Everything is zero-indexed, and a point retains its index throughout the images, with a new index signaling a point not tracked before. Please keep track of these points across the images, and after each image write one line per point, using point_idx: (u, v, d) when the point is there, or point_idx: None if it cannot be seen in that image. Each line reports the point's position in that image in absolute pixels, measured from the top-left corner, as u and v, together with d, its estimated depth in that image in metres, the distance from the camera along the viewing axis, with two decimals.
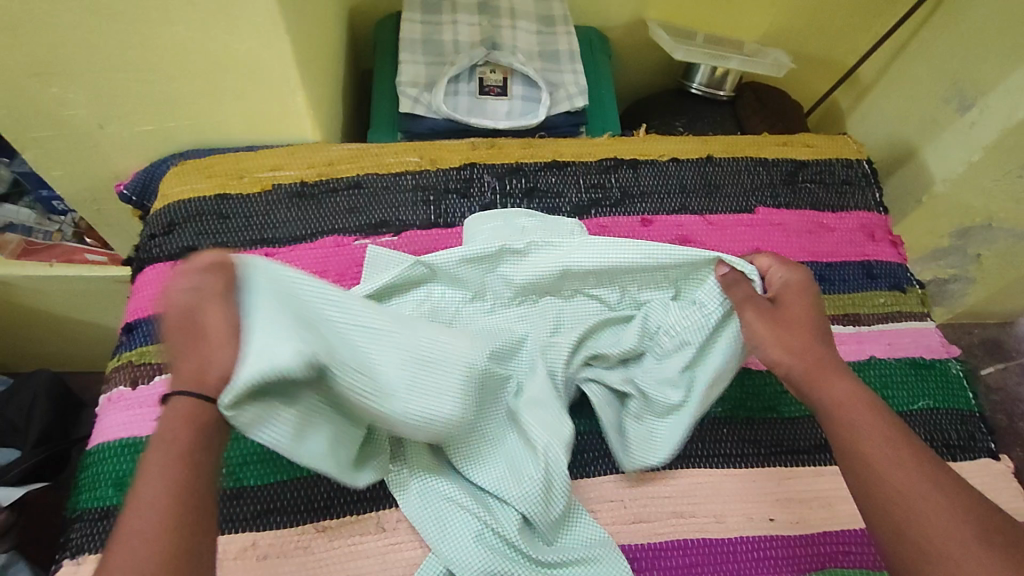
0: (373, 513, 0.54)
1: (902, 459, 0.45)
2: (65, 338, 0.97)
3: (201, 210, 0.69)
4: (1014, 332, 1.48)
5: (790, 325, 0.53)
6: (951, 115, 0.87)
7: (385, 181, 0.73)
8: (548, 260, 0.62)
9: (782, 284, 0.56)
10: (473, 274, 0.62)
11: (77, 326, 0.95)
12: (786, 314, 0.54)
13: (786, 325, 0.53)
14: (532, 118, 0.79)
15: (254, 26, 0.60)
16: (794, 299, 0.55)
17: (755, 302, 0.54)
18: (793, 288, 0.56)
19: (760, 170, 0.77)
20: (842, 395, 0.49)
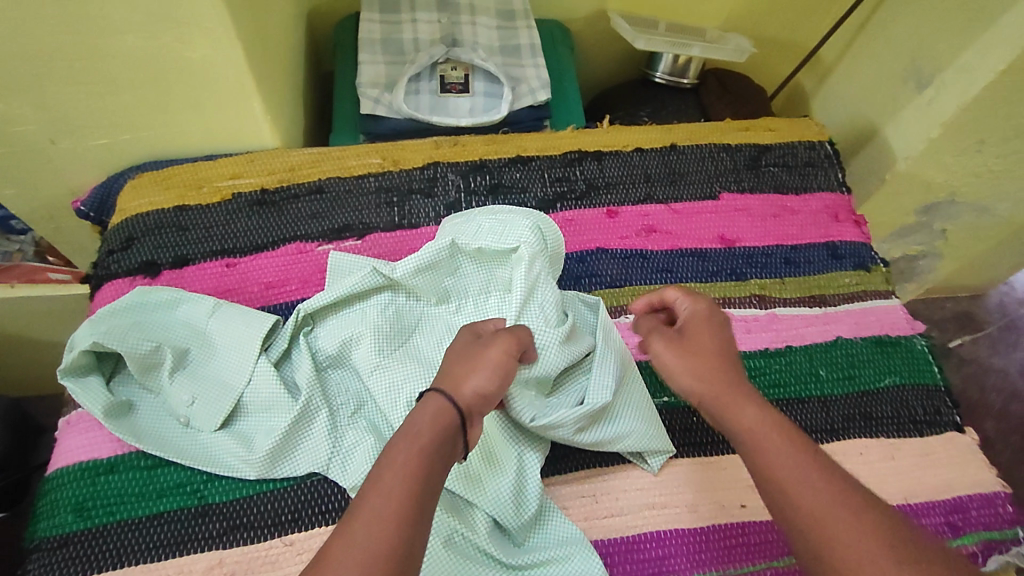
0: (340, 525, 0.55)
1: (814, 478, 0.43)
2: (32, 360, 0.95)
3: (160, 223, 0.68)
4: (984, 304, 1.52)
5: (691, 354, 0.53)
6: (910, 93, 0.88)
7: (346, 185, 0.72)
8: (500, 265, 0.63)
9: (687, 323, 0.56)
10: (428, 279, 0.62)
11: (44, 347, 0.93)
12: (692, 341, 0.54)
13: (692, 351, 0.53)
14: (495, 114, 0.78)
15: (202, 33, 0.59)
16: (699, 327, 0.55)
17: (666, 335, 0.55)
18: (697, 316, 0.56)
19: (724, 156, 0.78)
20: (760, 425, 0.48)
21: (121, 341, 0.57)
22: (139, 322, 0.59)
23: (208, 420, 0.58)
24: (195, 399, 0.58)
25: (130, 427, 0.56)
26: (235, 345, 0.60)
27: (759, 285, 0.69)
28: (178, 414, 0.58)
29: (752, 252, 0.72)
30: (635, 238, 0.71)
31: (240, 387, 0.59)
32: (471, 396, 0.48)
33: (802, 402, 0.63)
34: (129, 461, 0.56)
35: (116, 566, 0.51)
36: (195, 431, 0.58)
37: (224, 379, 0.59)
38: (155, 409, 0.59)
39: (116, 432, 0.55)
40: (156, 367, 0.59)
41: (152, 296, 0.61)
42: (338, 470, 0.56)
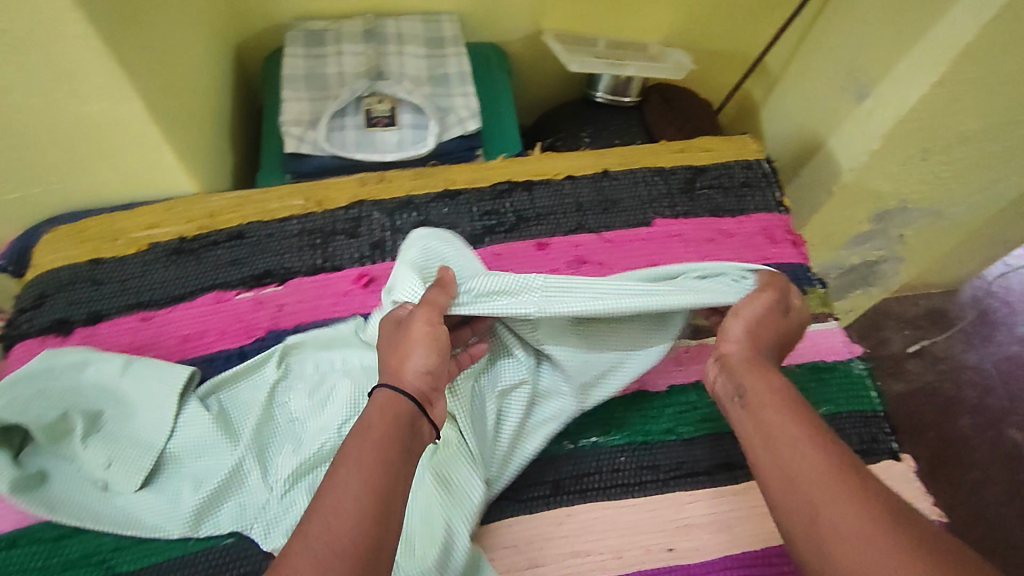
0: None
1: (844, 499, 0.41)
2: None
3: (74, 278, 0.66)
4: (957, 300, 1.50)
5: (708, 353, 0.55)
6: (850, 104, 0.87)
7: (268, 229, 0.70)
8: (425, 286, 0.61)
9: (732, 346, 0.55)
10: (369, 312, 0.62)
11: None
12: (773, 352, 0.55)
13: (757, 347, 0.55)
14: (422, 147, 0.77)
15: (98, 88, 0.57)
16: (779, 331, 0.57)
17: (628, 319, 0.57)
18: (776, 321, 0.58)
19: (657, 180, 0.76)
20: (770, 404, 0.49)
21: (24, 414, 0.55)
22: (45, 390, 0.57)
23: (125, 482, 0.56)
24: (112, 462, 0.56)
25: (44, 498, 0.55)
26: (150, 401, 0.58)
27: (692, 314, 0.68)
28: (94, 480, 0.56)
29: None
30: (566, 270, 0.70)
31: (160, 445, 0.57)
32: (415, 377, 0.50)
33: (732, 437, 0.62)
34: (32, 534, 0.54)
35: None
36: (113, 494, 0.56)
37: (145, 437, 0.58)
38: (69, 478, 0.57)
39: (27, 506, 0.54)
40: (70, 432, 0.57)
41: (58, 359, 0.59)
42: (259, 532, 0.55)
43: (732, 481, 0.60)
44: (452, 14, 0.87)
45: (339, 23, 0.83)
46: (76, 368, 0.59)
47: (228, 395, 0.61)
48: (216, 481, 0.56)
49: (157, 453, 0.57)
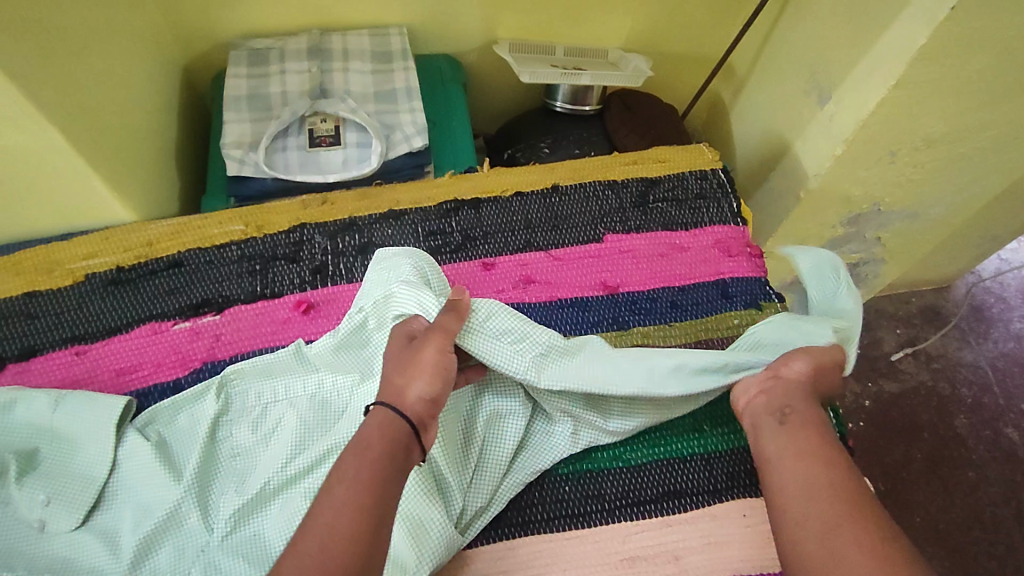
0: None
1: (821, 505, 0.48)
2: None
3: (7, 313, 0.65)
4: (950, 296, 1.46)
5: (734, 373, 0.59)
6: (812, 107, 0.84)
7: (207, 256, 0.69)
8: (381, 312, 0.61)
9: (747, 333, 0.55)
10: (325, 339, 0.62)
11: None
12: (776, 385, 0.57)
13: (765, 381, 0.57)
14: (367, 166, 0.75)
15: (15, 123, 0.56)
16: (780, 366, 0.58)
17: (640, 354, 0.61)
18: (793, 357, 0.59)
19: (609, 194, 0.74)
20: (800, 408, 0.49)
21: None
22: None
23: (64, 520, 0.54)
24: (50, 498, 0.55)
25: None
26: (87, 435, 0.57)
27: (641, 333, 0.65)
28: (28, 522, 0.54)
29: (635, 297, 0.68)
30: (512, 291, 0.68)
31: (101, 477, 0.56)
32: (415, 402, 0.50)
33: (683, 462, 0.59)
34: None
35: None
36: (52, 535, 0.54)
37: (86, 472, 0.56)
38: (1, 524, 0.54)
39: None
40: (1, 474, 0.55)
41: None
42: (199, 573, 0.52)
43: (681, 509, 0.57)
44: (400, 28, 0.85)
45: (283, 41, 0.82)
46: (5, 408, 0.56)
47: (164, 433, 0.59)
48: (159, 519, 0.53)
49: (97, 489, 0.55)
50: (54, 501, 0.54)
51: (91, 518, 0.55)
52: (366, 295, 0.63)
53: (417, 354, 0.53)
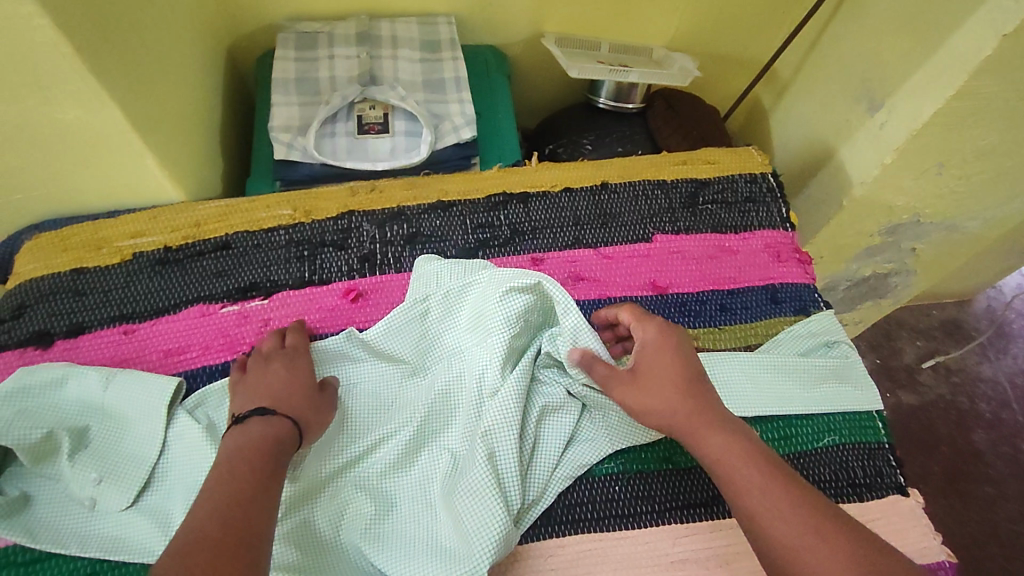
0: None
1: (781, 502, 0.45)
2: None
3: (55, 288, 0.65)
4: (971, 311, 1.46)
5: (654, 386, 0.52)
6: (861, 114, 0.83)
7: (255, 239, 0.68)
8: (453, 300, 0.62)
9: (640, 346, 0.55)
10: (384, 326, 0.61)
11: None
12: (646, 375, 0.53)
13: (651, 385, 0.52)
14: (415, 155, 0.75)
15: (75, 97, 0.56)
16: (656, 353, 0.54)
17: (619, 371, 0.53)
18: (652, 343, 0.54)
19: (658, 194, 0.73)
20: (670, 400, 0.51)
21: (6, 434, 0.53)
22: (27, 409, 0.55)
23: (116, 499, 0.54)
24: (101, 478, 0.55)
25: (25, 524, 0.52)
26: (141, 416, 0.57)
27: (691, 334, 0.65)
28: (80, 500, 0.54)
29: (685, 298, 0.67)
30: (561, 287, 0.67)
31: (152, 458, 0.56)
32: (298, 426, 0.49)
33: None
34: (6, 556, 0.52)
35: None
36: (103, 513, 0.54)
37: (136, 451, 0.56)
38: (51, 501, 0.54)
39: (6, 533, 0.51)
40: (54, 451, 0.55)
41: (41, 375, 0.56)
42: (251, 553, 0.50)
43: (731, 514, 0.57)
44: (449, 17, 0.84)
45: (332, 26, 0.81)
46: (61, 385, 0.56)
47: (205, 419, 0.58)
48: None
49: (148, 467, 0.56)
50: (106, 480, 0.55)
51: (141, 499, 0.55)
52: (435, 283, 0.62)
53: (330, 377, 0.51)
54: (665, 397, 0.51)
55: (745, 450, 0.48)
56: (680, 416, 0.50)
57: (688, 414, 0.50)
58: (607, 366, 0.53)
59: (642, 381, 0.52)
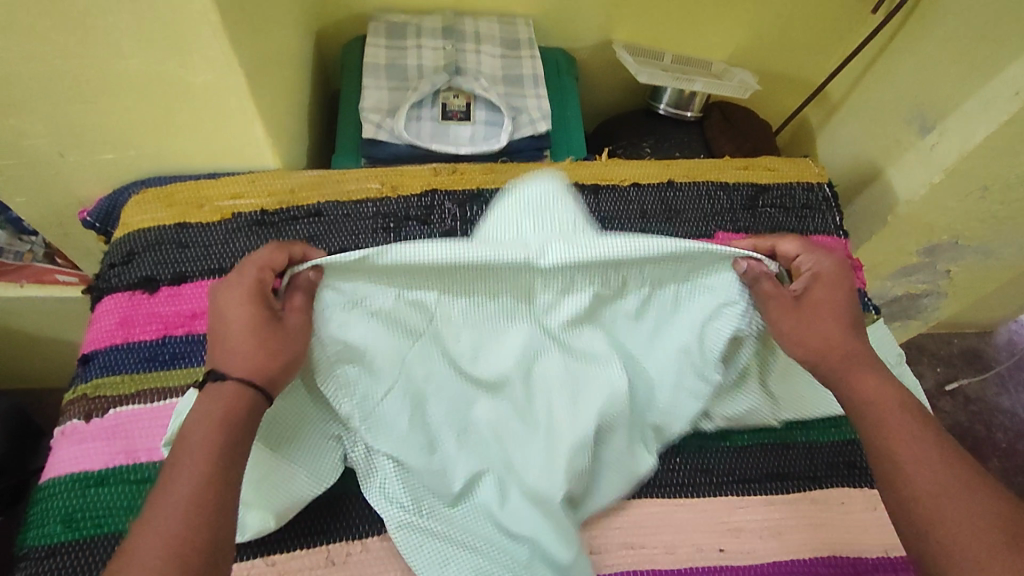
0: (339, 544, 0.56)
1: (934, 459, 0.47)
2: (25, 350, 1.00)
3: (160, 240, 0.70)
4: (994, 341, 1.46)
5: (822, 321, 0.55)
6: (913, 136, 0.88)
7: (345, 209, 0.73)
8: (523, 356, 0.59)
9: (813, 274, 0.57)
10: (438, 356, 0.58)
11: (34, 340, 0.98)
12: (812, 312, 0.55)
13: (815, 324, 0.55)
14: (494, 143, 0.80)
15: (207, 61, 0.61)
16: (826, 290, 0.56)
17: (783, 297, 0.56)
18: (827, 277, 0.57)
19: (721, 195, 0.78)
20: (833, 335, 0.54)
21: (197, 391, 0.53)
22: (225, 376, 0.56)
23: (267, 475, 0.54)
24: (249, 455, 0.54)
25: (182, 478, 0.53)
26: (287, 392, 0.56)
27: None
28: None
29: None
30: None
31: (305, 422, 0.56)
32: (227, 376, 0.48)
33: (786, 447, 0.63)
34: (119, 475, 0.57)
35: None
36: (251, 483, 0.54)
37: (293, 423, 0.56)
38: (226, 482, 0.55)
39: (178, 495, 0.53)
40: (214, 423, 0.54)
41: None
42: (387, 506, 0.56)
43: (781, 491, 0.61)
44: (528, 18, 0.90)
45: (420, 18, 0.87)
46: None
47: None
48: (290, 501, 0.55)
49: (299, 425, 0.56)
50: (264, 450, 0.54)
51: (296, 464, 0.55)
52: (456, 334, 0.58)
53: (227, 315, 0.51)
54: (829, 334, 0.54)
55: (908, 412, 0.50)
56: (839, 351, 0.54)
57: (850, 350, 0.54)
58: (773, 286, 0.55)
59: (810, 312, 0.55)
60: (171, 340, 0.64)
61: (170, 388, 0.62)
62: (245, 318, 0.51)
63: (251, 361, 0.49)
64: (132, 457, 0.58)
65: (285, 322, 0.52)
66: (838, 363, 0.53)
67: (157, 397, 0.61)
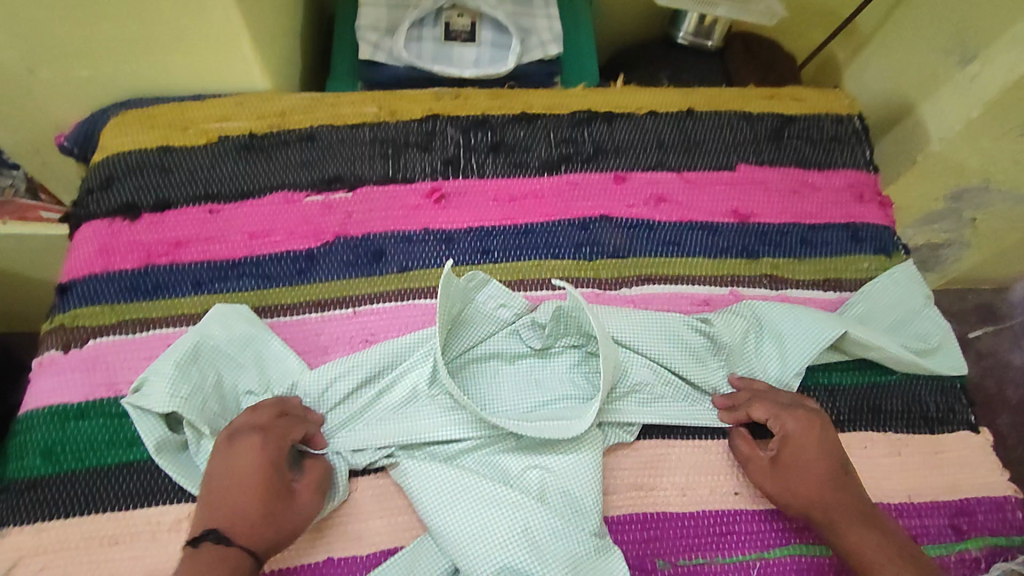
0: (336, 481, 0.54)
1: None
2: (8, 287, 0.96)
3: (141, 163, 0.65)
4: (1008, 299, 1.31)
5: (797, 480, 0.52)
6: (951, 69, 0.82)
7: (340, 134, 0.68)
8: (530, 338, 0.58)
9: (782, 438, 0.54)
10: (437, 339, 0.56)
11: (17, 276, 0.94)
12: (791, 472, 0.53)
13: (790, 473, 0.53)
14: (500, 66, 0.74)
15: None
16: (807, 452, 0.53)
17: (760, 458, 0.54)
18: (802, 441, 0.53)
19: (744, 125, 0.72)
20: (811, 488, 0.52)
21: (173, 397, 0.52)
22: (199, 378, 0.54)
23: None
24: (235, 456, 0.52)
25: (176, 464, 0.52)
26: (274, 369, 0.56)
27: (771, 265, 0.65)
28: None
29: (766, 228, 0.67)
30: (643, 207, 0.67)
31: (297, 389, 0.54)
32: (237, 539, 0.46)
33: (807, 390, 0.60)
34: (100, 408, 0.54)
35: (84, 512, 0.51)
36: None
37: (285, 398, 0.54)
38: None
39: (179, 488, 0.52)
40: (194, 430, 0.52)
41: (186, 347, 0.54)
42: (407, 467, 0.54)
43: None
44: None
45: None
46: (246, 341, 0.56)
47: (297, 313, 0.60)
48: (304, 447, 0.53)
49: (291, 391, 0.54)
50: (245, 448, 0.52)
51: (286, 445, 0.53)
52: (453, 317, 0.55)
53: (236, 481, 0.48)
54: (809, 490, 0.52)
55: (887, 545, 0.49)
56: (819, 505, 0.51)
57: (834, 509, 0.51)
58: (750, 446, 0.55)
59: (788, 471, 0.53)
60: (153, 270, 0.60)
61: (154, 319, 0.58)
62: (256, 489, 0.48)
63: (259, 533, 0.47)
64: (113, 389, 0.55)
65: (295, 497, 0.49)
66: (822, 520, 0.51)
67: (139, 328, 0.58)
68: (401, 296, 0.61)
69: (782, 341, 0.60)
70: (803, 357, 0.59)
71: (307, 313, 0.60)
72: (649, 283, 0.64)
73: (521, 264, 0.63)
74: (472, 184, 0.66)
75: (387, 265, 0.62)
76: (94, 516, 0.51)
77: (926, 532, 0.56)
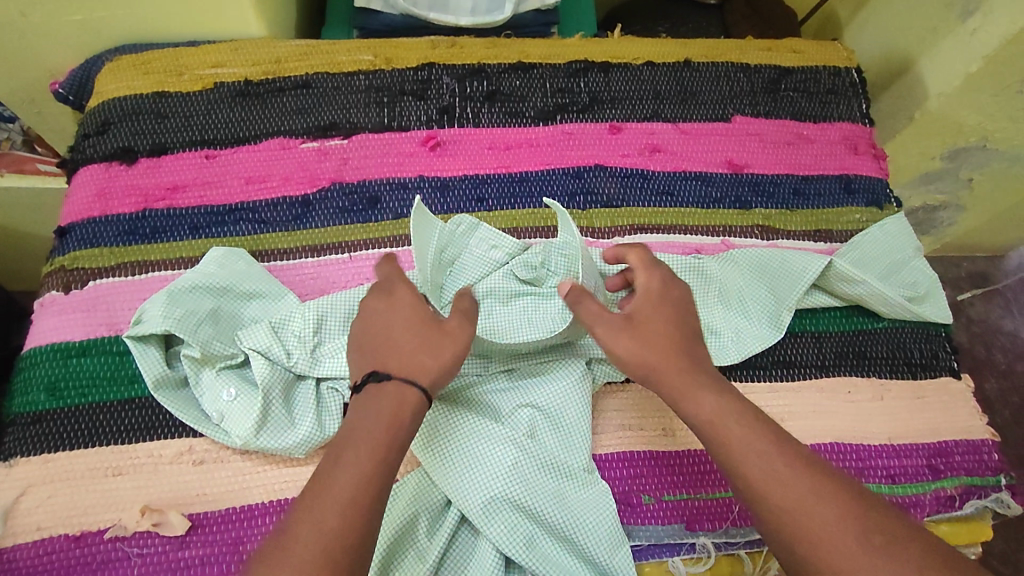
0: None
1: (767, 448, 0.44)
2: None
3: (137, 109, 0.65)
4: (1003, 266, 1.30)
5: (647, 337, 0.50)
6: (952, 22, 0.81)
7: (335, 81, 0.68)
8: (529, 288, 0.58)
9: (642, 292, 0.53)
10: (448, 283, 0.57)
11: None
12: (641, 329, 0.50)
13: (641, 337, 0.50)
14: (497, 14, 0.72)
15: None
16: (652, 307, 0.52)
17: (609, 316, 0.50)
18: (645, 296, 0.52)
19: (741, 76, 0.72)
20: (659, 350, 0.49)
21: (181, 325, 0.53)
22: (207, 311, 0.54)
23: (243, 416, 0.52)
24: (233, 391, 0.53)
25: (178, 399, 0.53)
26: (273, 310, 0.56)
27: (763, 215, 0.66)
28: (268, 401, 0.52)
29: (759, 179, 0.68)
30: (637, 156, 0.67)
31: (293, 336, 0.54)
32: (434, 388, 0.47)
33: (794, 336, 0.61)
34: (101, 346, 0.55)
35: (87, 445, 0.52)
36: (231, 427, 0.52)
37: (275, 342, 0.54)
38: (212, 390, 0.53)
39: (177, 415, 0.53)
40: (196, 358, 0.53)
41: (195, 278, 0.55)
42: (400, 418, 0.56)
43: (786, 379, 0.59)
44: None
45: None
46: (249, 276, 0.57)
47: (292, 259, 0.61)
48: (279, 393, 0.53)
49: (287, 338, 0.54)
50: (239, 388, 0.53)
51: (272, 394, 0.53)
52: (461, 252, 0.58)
53: (379, 328, 0.49)
54: (650, 346, 0.49)
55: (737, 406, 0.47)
56: (656, 368, 0.49)
57: (665, 365, 0.49)
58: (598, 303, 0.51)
59: (641, 329, 0.50)
60: (150, 214, 0.61)
61: (152, 262, 0.59)
62: (413, 333, 0.48)
63: (415, 362, 0.47)
64: (113, 328, 0.56)
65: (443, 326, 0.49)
66: (654, 378, 0.49)
67: (138, 270, 0.59)
68: (395, 242, 0.62)
69: (772, 286, 0.61)
70: (791, 291, 0.60)
71: (303, 258, 0.61)
72: (641, 232, 0.64)
73: (516, 212, 0.64)
74: (466, 132, 0.66)
75: (382, 211, 0.63)
76: (97, 449, 0.52)
77: (905, 472, 0.57)
